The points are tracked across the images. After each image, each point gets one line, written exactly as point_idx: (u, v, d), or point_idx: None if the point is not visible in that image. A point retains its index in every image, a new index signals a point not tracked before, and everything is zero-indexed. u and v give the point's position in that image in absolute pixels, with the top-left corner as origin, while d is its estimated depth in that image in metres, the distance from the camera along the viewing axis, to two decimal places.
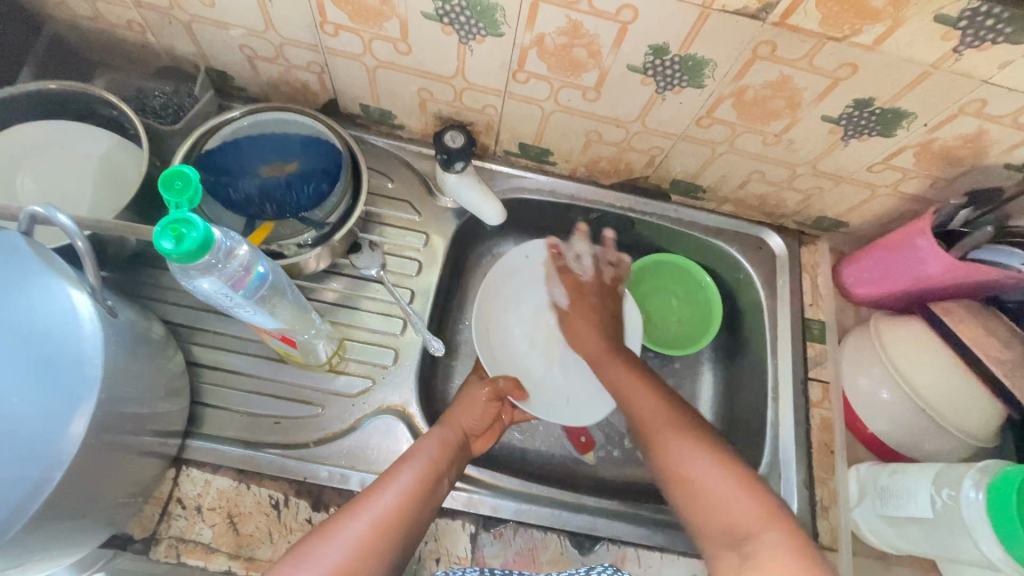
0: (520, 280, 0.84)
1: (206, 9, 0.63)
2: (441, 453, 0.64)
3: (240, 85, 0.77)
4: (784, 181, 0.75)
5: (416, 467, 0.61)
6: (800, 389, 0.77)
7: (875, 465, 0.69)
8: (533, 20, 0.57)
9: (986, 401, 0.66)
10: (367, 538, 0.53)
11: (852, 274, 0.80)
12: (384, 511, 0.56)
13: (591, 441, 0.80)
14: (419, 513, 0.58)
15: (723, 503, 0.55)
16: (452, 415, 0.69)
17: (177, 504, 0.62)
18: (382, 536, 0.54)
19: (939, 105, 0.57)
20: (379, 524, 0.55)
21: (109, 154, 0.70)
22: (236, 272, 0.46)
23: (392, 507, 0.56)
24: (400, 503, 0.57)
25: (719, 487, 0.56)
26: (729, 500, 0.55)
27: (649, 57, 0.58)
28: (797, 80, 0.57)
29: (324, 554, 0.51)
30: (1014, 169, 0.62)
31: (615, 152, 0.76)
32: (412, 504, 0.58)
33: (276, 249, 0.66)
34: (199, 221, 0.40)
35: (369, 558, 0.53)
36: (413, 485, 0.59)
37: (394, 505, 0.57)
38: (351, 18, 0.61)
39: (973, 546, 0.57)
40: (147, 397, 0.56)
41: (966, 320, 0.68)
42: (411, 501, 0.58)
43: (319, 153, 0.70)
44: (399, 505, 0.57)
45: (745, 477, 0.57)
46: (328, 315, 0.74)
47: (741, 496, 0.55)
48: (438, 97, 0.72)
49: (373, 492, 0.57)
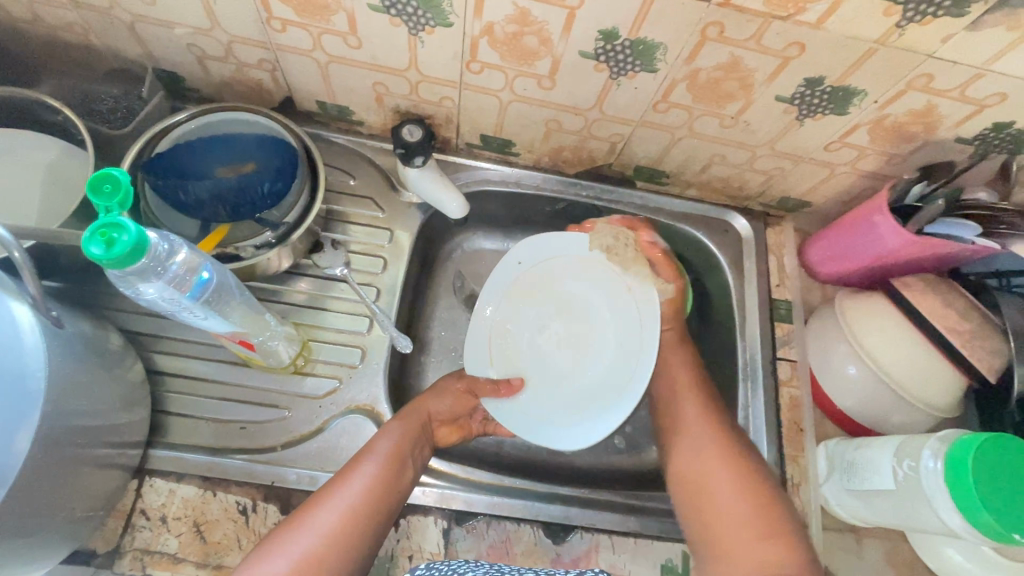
0: (514, 288, 0.77)
1: (148, 7, 0.62)
2: (408, 435, 0.64)
3: (191, 86, 0.75)
4: (745, 163, 0.75)
5: (382, 450, 0.61)
6: (769, 370, 0.77)
7: (842, 441, 0.70)
8: (480, 9, 0.56)
9: (947, 372, 0.67)
10: (338, 527, 0.54)
11: (816, 254, 0.81)
12: (354, 497, 0.56)
13: None
14: (388, 497, 0.58)
15: (738, 531, 0.55)
16: (423, 401, 0.69)
17: (141, 516, 0.61)
18: (354, 522, 0.55)
19: (887, 81, 0.57)
20: (349, 511, 0.56)
21: (56, 162, 0.68)
22: (179, 277, 0.45)
23: (361, 493, 0.57)
24: (369, 488, 0.58)
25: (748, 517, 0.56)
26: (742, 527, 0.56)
27: (600, 43, 0.58)
28: (748, 61, 0.57)
29: (295, 544, 0.52)
30: (965, 142, 0.63)
31: (576, 141, 0.76)
32: (381, 488, 0.58)
33: (232, 251, 0.65)
34: (130, 224, 0.39)
35: (341, 545, 0.54)
36: (380, 469, 0.59)
37: (363, 490, 0.57)
38: (296, 13, 0.60)
39: (933, 514, 0.58)
40: (100, 408, 0.55)
41: (925, 293, 0.69)
42: (378, 485, 0.58)
43: (273, 153, 0.69)
44: (368, 490, 0.57)
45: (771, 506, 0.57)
46: (292, 317, 0.73)
47: (755, 526, 0.55)
48: (394, 91, 0.71)
49: (341, 480, 0.58)
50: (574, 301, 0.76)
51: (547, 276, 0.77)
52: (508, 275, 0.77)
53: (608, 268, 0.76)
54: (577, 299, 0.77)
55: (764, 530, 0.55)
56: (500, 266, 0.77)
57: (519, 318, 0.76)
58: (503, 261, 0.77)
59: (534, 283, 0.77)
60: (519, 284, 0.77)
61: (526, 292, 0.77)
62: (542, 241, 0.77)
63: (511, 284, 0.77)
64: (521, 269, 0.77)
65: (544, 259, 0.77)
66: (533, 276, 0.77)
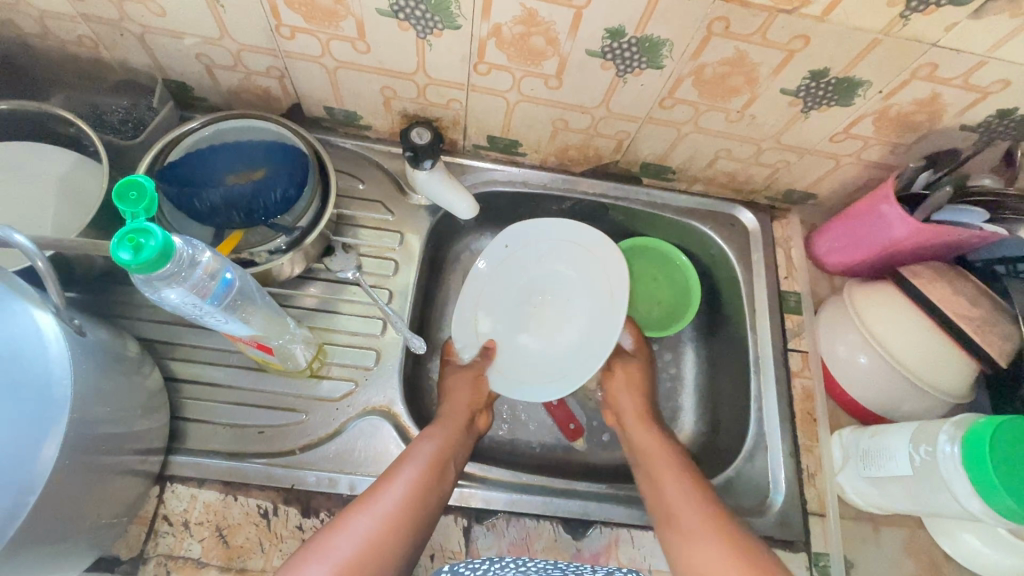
0: (503, 269, 0.83)
1: (158, 18, 0.62)
2: (448, 440, 0.65)
3: (200, 95, 0.75)
4: (751, 157, 0.76)
5: (423, 454, 0.62)
6: (781, 361, 0.78)
7: (856, 429, 0.71)
8: (488, 11, 0.57)
9: (959, 358, 0.68)
10: (379, 529, 0.55)
11: (824, 245, 0.81)
12: (395, 502, 0.57)
13: (580, 428, 0.80)
14: (430, 500, 0.59)
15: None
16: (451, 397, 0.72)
17: (163, 521, 0.61)
18: (394, 526, 0.56)
19: (890, 72, 0.58)
20: (391, 514, 0.56)
21: (70, 173, 0.68)
22: (201, 281, 0.46)
23: (401, 498, 0.57)
24: (410, 492, 0.58)
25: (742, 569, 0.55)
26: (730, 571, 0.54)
27: (607, 41, 0.59)
28: (753, 55, 0.58)
29: (339, 542, 0.53)
30: (970, 129, 0.64)
31: (582, 139, 0.77)
32: (420, 492, 0.59)
33: (247, 257, 0.65)
34: (157, 229, 0.39)
35: (381, 548, 0.54)
36: (422, 474, 0.60)
37: (405, 493, 0.58)
38: (305, 19, 0.61)
39: (953, 499, 0.58)
40: (122, 416, 0.55)
41: (933, 281, 0.69)
42: (419, 489, 0.59)
43: (285, 159, 0.69)
44: (408, 494, 0.58)
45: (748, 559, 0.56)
46: (307, 321, 0.74)
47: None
48: (402, 95, 0.72)
49: (381, 484, 0.59)
50: (566, 280, 0.83)
51: (529, 260, 0.83)
52: (496, 257, 0.82)
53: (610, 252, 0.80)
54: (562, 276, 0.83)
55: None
56: (490, 249, 0.82)
57: (505, 295, 0.82)
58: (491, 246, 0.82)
59: (521, 262, 0.83)
60: (506, 267, 0.83)
61: (512, 272, 0.83)
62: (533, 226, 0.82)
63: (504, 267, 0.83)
64: (507, 252, 0.83)
65: (528, 245, 0.83)
66: (514, 261, 0.83)
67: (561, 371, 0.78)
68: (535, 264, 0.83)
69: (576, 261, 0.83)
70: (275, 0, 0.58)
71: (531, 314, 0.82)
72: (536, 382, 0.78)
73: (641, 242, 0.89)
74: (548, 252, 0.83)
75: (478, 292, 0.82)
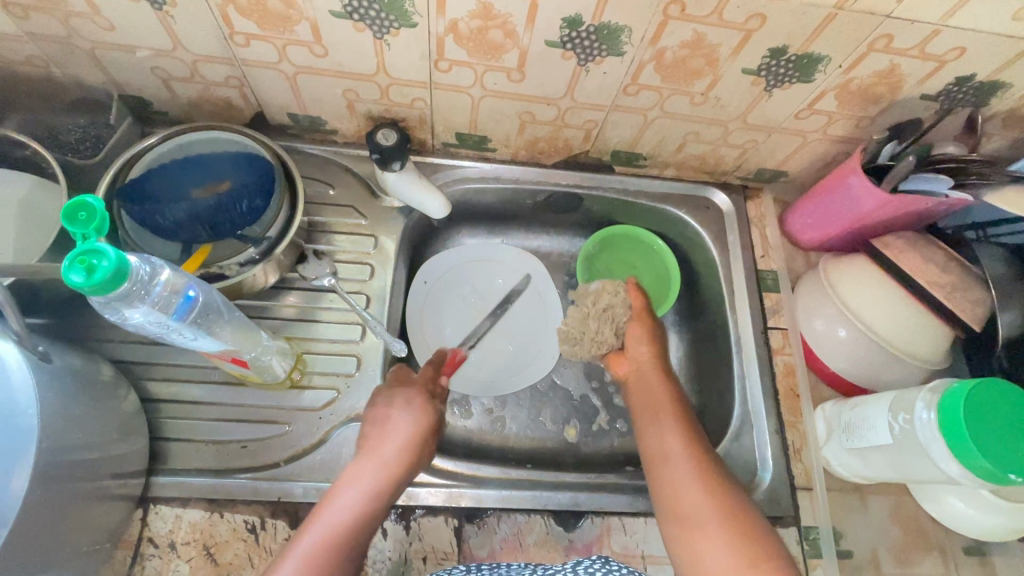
0: (431, 302, 0.85)
1: (107, 32, 0.61)
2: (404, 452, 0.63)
3: (160, 109, 0.74)
4: (719, 139, 0.76)
5: (342, 508, 0.57)
6: (762, 340, 0.78)
7: (838, 403, 0.72)
8: (443, 8, 0.56)
9: (934, 325, 0.68)
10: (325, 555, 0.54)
11: (798, 222, 0.81)
12: (339, 521, 0.56)
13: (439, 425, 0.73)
14: (377, 515, 0.59)
15: (706, 522, 0.57)
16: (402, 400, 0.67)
17: (149, 544, 0.61)
18: (344, 540, 0.55)
19: (848, 46, 0.58)
20: (333, 538, 0.55)
21: (30, 196, 0.66)
22: (165, 298, 0.45)
23: (346, 519, 0.57)
24: (352, 512, 0.57)
25: (726, 534, 0.56)
26: (675, 457, 0.64)
27: (565, 30, 0.58)
28: (712, 36, 0.58)
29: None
30: (930, 99, 0.65)
31: (551, 131, 0.76)
32: (366, 512, 0.58)
33: (217, 270, 0.64)
34: (109, 250, 0.39)
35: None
36: (342, 529, 0.56)
37: (348, 515, 0.57)
38: (258, 26, 0.60)
39: (933, 464, 0.59)
40: (97, 441, 0.54)
41: (905, 251, 0.70)
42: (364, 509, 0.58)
43: (251, 168, 0.68)
44: (353, 513, 0.57)
45: (742, 537, 0.55)
46: (284, 331, 0.73)
47: (732, 546, 0.55)
48: (365, 97, 0.71)
49: (324, 506, 0.58)
50: (486, 287, 0.88)
51: (447, 285, 0.86)
52: (420, 297, 0.84)
53: (512, 252, 0.89)
54: (481, 286, 0.87)
55: (751, 551, 0.54)
56: (412, 290, 0.84)
57: (447, 321, 0.85)
58: (411, 286, 0.84)
59: (443, 291, 0.86)
60: (433, 298, 0.85)
61: (441, 301, 0.85)
62: (438, 261, 0.86)
63: (430, 302, 0.85)
64: (430, 287, 0.85)
65: (443, 273, 0.86)
66: (437, 288, 0.86)
67: (532, 349, 0.85)
68: (456, 283, 0.87)
69: (486, 270, 0.88)
70: (225, 8, 0.57)
71: (471, 326, 0.85)
72: (523, 370, 0.84)
73: (626, 231, 0.88)
74: (459, 274, 0.87)
75: (419, 328, 0.83)
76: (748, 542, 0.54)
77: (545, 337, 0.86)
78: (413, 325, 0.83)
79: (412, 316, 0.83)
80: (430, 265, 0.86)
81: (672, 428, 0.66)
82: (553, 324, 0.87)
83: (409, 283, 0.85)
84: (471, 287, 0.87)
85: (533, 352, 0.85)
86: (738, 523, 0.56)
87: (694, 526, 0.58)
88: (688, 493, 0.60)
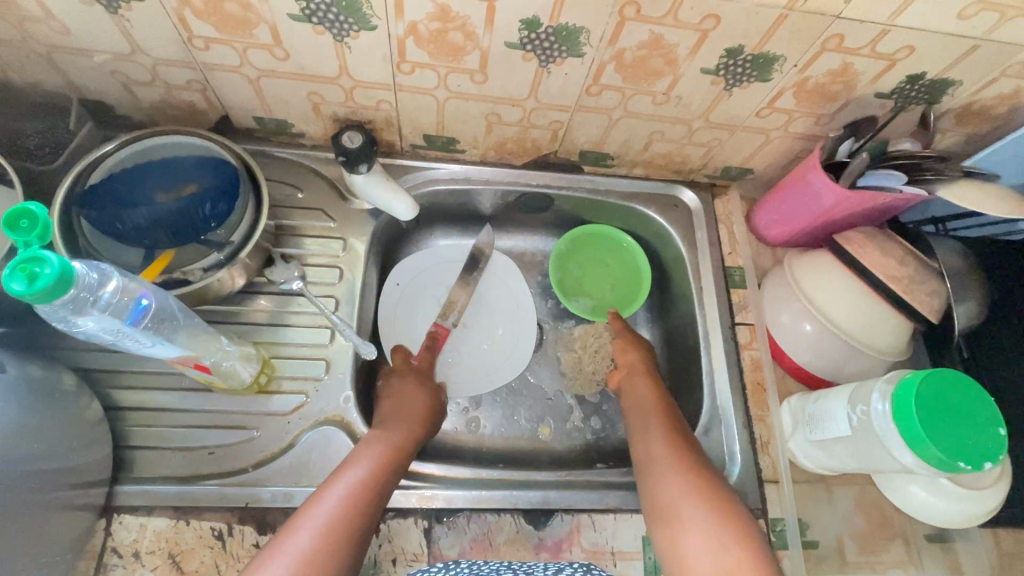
0: (404, 304, 0.85)
1: (63, 36, 0.60)
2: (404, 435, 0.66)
3: (122, 113, 0.73)
4: (684, 137, 0.77)
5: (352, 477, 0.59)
6: (730, 335, 0.80)
7: (803, 396, 0.73)
8: (401, 11, 0.57)
9: (893, 318, 0.70)
10: (340, 517, 0.55)
11: (763, 219, 0.82)
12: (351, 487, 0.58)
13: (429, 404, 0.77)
14: (386, 485, 0.60)
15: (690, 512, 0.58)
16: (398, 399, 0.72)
17: (112, 554, 0.60)
18: (358, 504, 0.56)
19: (802, 46, 0.59)
20: (348, 501, 0.56)
21: None
22: (118, 303, 0.45)
23: (357, 484, 0.58)
24: (364, 479, 0.59)
25: (709, 526, 0.56)
26: (658, 450, 0.66)
27: (524, 32, 0.59)
28: (669, 37, 0.59)
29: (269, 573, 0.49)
30: (884, 97, 0.66)
31: (518, 132, 0.77)
32: (377, 480, 0.59)
33: (180, 276, 0.64)
34: (52, 257, 0.39)
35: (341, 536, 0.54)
36: (356, 494, 0.57)
37: (360, 482, 0.58)
38: (217, 29, 0.59)
39: (890, 454, 0.60)
40: (55, 450, 0.53)
41: (865, 245, 0.71)
42: (374, 477, 0.59)
43: (215, 173, 0.68)
44: (364, 480, 0.59)
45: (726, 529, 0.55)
46: (251, 336, 0.72)
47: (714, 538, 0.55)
48: (330, 100, 0.70)
49: (334, 478, 0.59)
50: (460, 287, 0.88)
51: (419, 287, 0.86)
52: (392, 299, 0.84)
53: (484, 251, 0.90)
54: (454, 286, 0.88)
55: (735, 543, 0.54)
56: (384, 293, 0.84)
57: (421, 321, 0.85)
58: (384, 289, 0.84)
59: (415, 292, 0.86)
60: (406, 300, 0.85)
61: (413, 301, 0.85)
62: (410, 262, 0.86)
63: (402, 303, 0.85)
64: (403, 288, 0.85)
65: (415, 274, 0.86)
66: (410, 290, 0.86)
67: (507, 348, 0.86)
68: (428, 284, 0.87)
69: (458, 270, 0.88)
70: (181, 11, 0.57)
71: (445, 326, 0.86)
72: (498, 369, 0.84)
73: (596, 230, 0.89)
74: (431, 273, 0.87)
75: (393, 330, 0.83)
76: (733, 543, 0.54)
77: (519, 336, 0.87)
78: (386, 328, 0.83)
79: (385, 319, 0.83)
80: (402, 267, 0.86)
81: (655, 427, 0.69)
82: (526, 322, 0.87)
83: (382, 285, 0.85)
84: (444, 287, 0.87)
85: (508, 351, 0.86)
86: (719, 517, 0.57)
87: (678, 516, 0.58)
88: (672, 486, 0.61)
